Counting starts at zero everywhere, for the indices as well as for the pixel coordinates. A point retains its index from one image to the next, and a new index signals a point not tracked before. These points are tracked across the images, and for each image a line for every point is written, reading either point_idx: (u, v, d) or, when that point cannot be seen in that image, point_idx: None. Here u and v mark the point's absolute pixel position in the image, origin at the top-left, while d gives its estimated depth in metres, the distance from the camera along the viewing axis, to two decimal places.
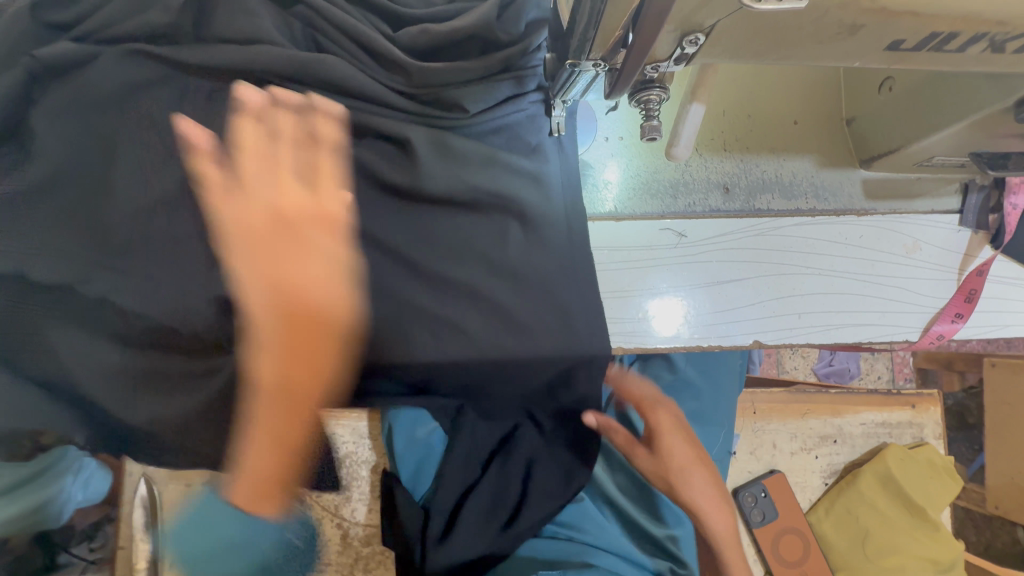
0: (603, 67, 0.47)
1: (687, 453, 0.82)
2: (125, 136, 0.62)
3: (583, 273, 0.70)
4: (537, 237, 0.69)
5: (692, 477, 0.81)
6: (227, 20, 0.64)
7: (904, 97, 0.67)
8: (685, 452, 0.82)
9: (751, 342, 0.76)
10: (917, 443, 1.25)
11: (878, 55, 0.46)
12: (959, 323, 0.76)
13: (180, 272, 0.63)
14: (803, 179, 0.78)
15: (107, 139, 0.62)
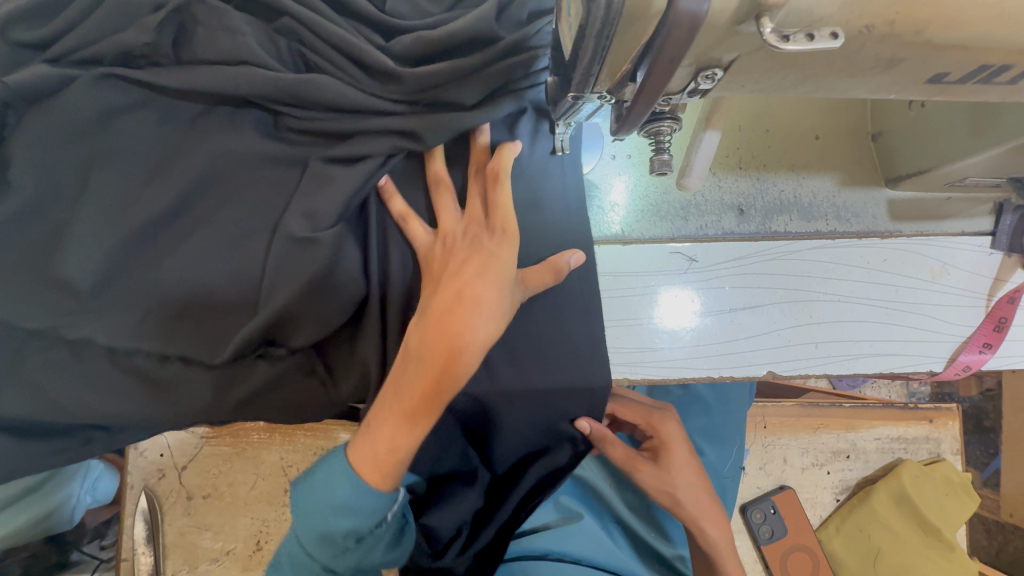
0: (609, 99, 0.43)
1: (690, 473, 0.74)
2: (105, 167, 0.59)
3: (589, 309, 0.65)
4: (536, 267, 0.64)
5: (691, 494, 0.73)
6: (209, 40, 0.59)
7: (938, 117, 0.62)
8: (689, 468, 0.74)
9: (765, 373, 0.72)
10: (933, 458, 1.21)
11: (917, 88, 0.41)
12: (987, 353, 0.72)
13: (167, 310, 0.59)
14: (824, 200, 0.73)
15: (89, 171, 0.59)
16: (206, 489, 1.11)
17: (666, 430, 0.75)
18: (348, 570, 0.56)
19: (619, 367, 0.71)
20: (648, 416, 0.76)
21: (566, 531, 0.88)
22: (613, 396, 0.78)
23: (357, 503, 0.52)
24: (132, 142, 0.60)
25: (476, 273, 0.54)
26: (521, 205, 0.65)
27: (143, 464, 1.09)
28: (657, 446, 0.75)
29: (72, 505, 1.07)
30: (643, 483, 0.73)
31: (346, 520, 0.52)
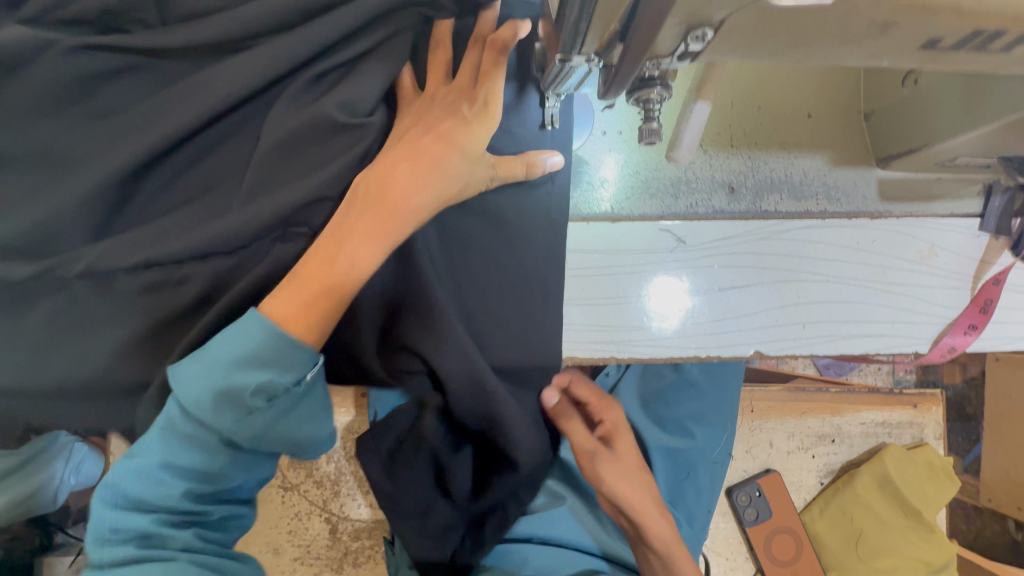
0: (597, 63, 0.42)
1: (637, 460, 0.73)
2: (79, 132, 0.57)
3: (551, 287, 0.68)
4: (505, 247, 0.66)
5: (643, 492, 0.71)
6: None
7: (931, 93, 0.61)
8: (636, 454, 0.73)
9: (752, 353, 0.72)
10: (916, 443, 1.23)
11: (910, 55, 0.40)
12: (972, 335, 0.72)
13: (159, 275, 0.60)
14: (815, 178, 0.72)
15: (66, 136, 0.57)
16: None
17: (613, 413, 0.75)
18: (247, 441, 0.51)
19: (606, 346, 0.70)
20: (601, 397, 0.75)
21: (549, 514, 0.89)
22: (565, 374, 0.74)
23: (274, 353, 0.49)
24: (106, 106, 0.57)
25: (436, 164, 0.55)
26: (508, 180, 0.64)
27: (126, 445, 1.08)
28: (608, 431, 0.74)
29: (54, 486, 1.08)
30: (604, 470, 0.70)
31: (259, 371, 0.49)
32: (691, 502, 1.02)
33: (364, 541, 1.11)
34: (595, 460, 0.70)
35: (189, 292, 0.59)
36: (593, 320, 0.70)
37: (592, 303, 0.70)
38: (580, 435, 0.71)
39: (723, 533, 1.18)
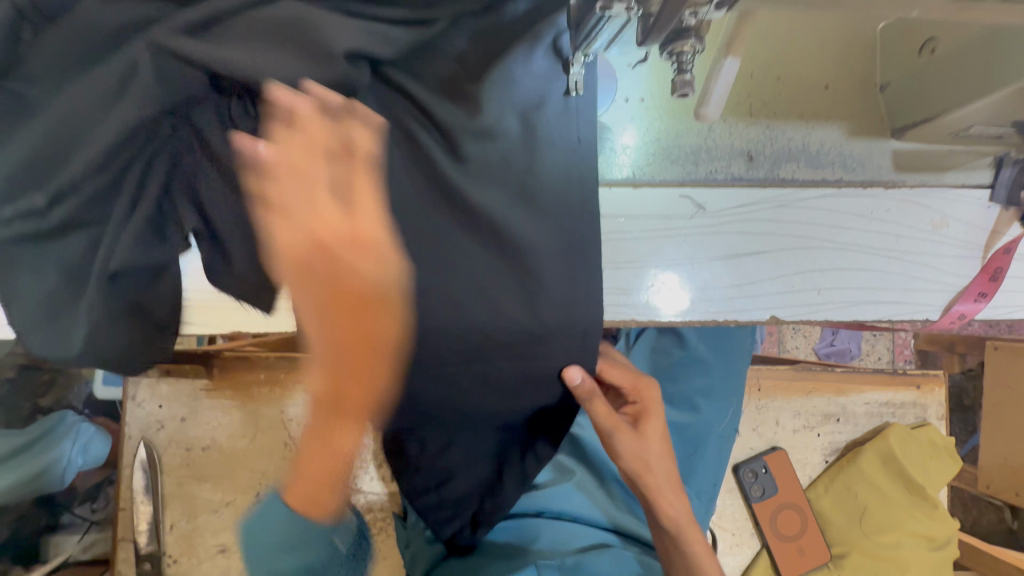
0: (636, 11, 0.44)
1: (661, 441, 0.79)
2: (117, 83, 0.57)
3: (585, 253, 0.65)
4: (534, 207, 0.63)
5: (659, 461, 0.79)
6: None
7: (948, 61, 0.63)
8: (660, 436, 0.78)
9: (768, 318, 0.73)
10: (919, 423, 1.25)
11: (940, 4, 0.42)
12: (982, 303, 0.74)
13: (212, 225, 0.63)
14: (831, 148, 0.74)
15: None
16: (205, 442, 1.11)
17: (649, 395, 0.77)
18: None
19: (626, 309, 0.72)
20: (637, 380, 0.76)
21: (561, 490, 0.95)
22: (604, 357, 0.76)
23: None
24: None
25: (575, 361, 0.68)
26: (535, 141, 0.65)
27: (141, 415, 1.09)
28: (639, 411, 0.77)
29: (64, 467, 1.18)
30: (623, 446, 0.76)
31: None
32: (699, 476, 1.05)
33: (377, 513, 1.12)
34: (615, 438, 0.75)
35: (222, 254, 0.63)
36: (614, 283, 0.72)
37: (612, 266, 0.72)
38: (604, 409, 0.71)
39: (729, 510, 1.20)
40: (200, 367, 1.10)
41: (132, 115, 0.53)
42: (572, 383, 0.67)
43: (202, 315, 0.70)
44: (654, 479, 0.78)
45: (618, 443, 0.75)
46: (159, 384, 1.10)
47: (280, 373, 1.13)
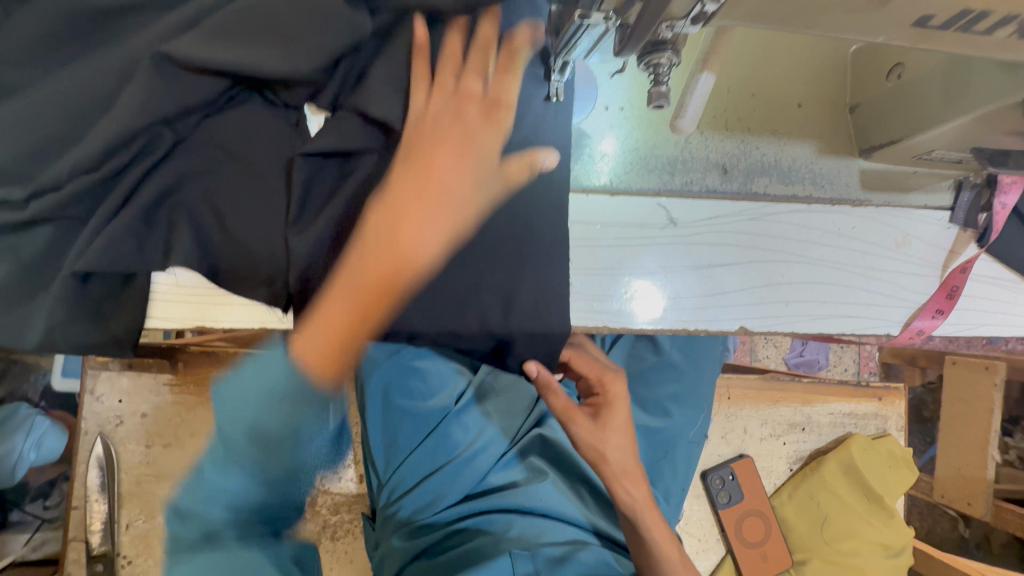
0: (614, 21, 0.44)
1: (621, 437, 0.76)
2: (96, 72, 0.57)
3: (557, 256, 0.69)
4: (510, 218, 0.67)
5: (617, 454, 0.76)
6: None
7: (914, 86, 0.65)
8: (623, 431, 0.76)
9: (737, 328, 0.75)
10: (879, 433, 1.29)
11: (903, 31, 0.44)
12: (939, 319, 0.77)
13: (203, 227, 0.63)
14: (802, 165, 0.76)
15: (87, 75, 0.58)
16: (167, 439, 1.07)
17: (614, 389, 0.76)
18: None
19: (599, 316, 0.72)
20: (601, 372, 0.76)
21: (536, 488, 0.94)
22: (569, 346, 0.77)
23: None
24: (128, 53, 0.58)
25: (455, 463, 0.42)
26: (513, 145, 0.67)
27: (99, 410, 1.05)
28: (600, 402, 0.76)
29: (14, 461, 1.15)
30: (578, 436, 0.75)
31: None
32: (667, 479, 1.06)
33: (343, 515, 1.10)
34: (570, 428, 0.75)
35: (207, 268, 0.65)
36: (588, 290, 0.72)
37: (588, 273, 0.72)
38: (562, 402, 0.74)
39: (695, 516, 1.22)
40: (164, 360, 1.07)
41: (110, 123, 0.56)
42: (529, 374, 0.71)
43: (169, 308, 0.67)
44: (615, 484, 0.78)
45: (573, 433, 0.75)
46: (120, 377, 1.06)
47: None
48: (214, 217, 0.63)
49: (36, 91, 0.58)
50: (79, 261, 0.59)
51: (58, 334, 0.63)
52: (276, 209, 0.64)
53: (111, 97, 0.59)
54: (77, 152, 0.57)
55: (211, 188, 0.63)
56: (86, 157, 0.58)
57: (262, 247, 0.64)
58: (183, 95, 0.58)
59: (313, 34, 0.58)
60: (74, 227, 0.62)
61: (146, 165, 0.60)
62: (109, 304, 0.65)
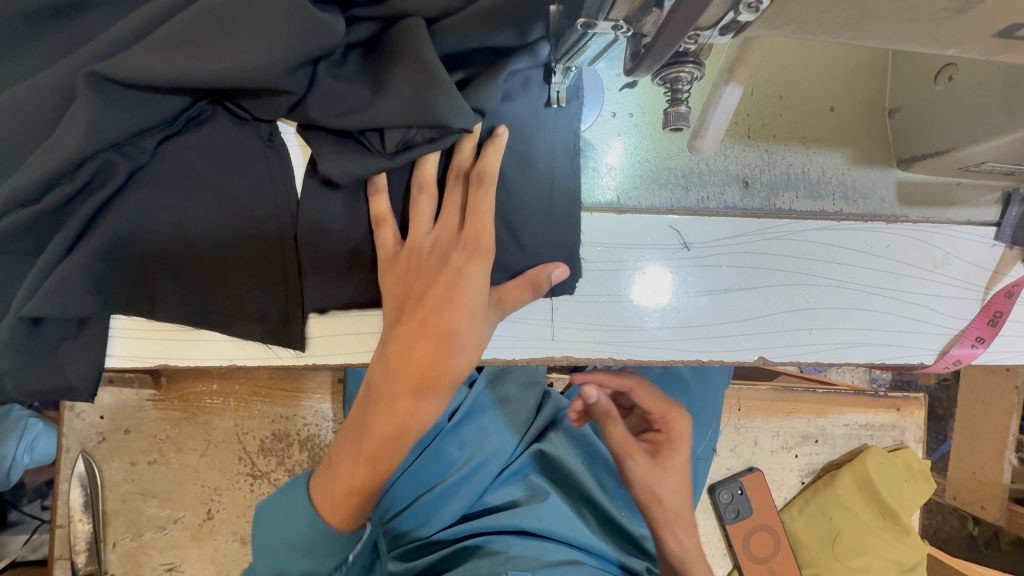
0: (625, 32, 0.36)
1: (680, 484, 0.72)
2: (36, 98, 0.51)
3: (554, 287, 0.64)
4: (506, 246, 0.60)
5: (673, 499, 0.71)
6: None
7: (967, 91, 0.56)
8: (682, 472, 0.72)
9: (755, 358, 0.68)
10: (896, 445, 1.23)
11: (981, 43, 0.36)
12: (979, 348, 0.70)
13: (162, 259, 0.57)
14: (832, 177, 0.68)
15: (27, 92, 0.52)
16: (151, 456, 1.03)
17: (677, 426, 0.72)
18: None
19: (603, 347, 0.66)
20: (666, 408, 0.71)
21: (535, 508, 0.88)
22: (636, 374, 0.72)
23: (313, 543, 0.53)
24: (66, 70, 0.51)
25: (439, 300, 0.53)
26: (510, 160, 0.59)
27: (80, 427, 1.01)
28: (662, 440, 0.72)
29: (9, 466, 1.07)
30: (634, 472, 0.71)
31: (302, 560, 0.54)
32: None
33: None
34: (626, 463, 0.71)
35: (172, 302, 0.59)
36: (591, 319, 0.65)
37: (592, 300, 0.65)
38: (620, 435, 0.70)
39: (701, 529, 1.18)
40: (147, 376, 1.03)
41: (50, 156, 0.50)
42: (588, 400, 0.67)
43: (134, 344, 0.61)
44: (663, 532, 0.73)
45: (628, 469, 0.71)
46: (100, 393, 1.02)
47: (234, 383, 1.05)
48: (177, 249, 0.57)
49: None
50: (27, 305, 0.54)
51: (8, 380, 0.58)
52: (251, 235, 0.58)
53: (50, 121, 0.52)
54: (13, 184, 0.51)
55: (173, 212, 0.57)
56: (27, 188, 0.51)
57: (251, 278, 0.59)
58: (129, 114, 0.51)
59: (273, 36, 0.50)
60: (22, 263, 0.56)
61: (98, 198, 0.53)
62: (65, 350, 0.58)
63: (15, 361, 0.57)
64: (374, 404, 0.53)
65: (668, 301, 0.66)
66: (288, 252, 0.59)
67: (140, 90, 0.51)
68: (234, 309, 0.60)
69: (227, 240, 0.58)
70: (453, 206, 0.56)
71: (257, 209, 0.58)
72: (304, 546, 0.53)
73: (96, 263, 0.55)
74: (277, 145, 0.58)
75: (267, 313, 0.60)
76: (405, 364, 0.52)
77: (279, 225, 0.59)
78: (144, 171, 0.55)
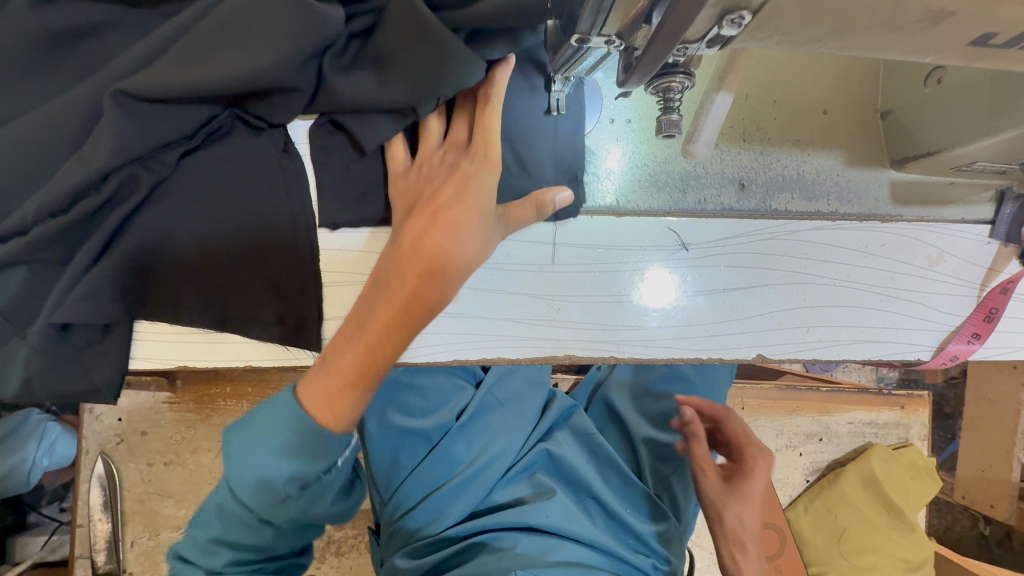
0: (617, 46, 0.39)
1: (750, 511, 0.77)
2: (65, 115, 0.55)
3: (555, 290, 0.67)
4: None
5: (734, 522, 0.77)
6: None
7: (954, 94, 0.58)
8: (754, 505, 0.78)
9: (754, 356, 0.70)
10: (901, 443, 1.24)
11: (956, 51, 0.37)
12: (975, 344, 0.71)
13: (183, 266, 0.60)
14: (827, 178, 0.70)
15: (57, 110, 0.55)
16: (168, 456, 1.06)
17: (753, 462, 0.81)
18: (285, 523, 0.50)
19: (605, 345, 0.67)
20: (749, 445, 0.82)
21: (542, 504, 0.89)
22: (737, 415, 0.86)
23: (305, 441, 0.48)
24: (92, 89, 0.55)
25: (453, 196, 0.53)
26: (512, 167, 0.62)
27: (99, 429, 1.04)
28: (736, 470, 0.82)
29: (28, 469, 1.08)
30: (706, 485, 0.81)
31: (290, 463, 0.47)
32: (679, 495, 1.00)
33: (348, 531, 1.09)
34: (701, 478, 0.81)
35: (191, 309, 0.61)
36: (593, 319, 0.67)
37: (593, 300, 0.67)
38: (703, 453, 0.82)
39: (706, 527, 1.19)
40: (162, 378, 1.06)
41: (79, 169, 0.54)
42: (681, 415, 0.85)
43: (152, 348, 0.64)
44: (727, 551, 0.76)
45: (703, 482, 0.81)
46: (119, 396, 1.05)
47: (247, 385, 1.08)
48: (196, 256, 0.60)
49: (9, 133, 0.56)
50: (57, 311, 0.57)
51: (36, 383, 0.61)
52: (268, 242, 0.61)
53: (77, 136, 0.56)
54: (43, 197, 0.54)
55: (193, 221, 0.59)
56: (57, 199, 0.54)
57: (267, 283, 0.62)
58: (151, 129, 0.54)
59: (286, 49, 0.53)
60: (49, 270, 0.59)
61: (122, 209, 0.56)
62: (89, 354, 0.62)
63: (43, 363, 0.60)
64: (381, 291, 0.53)
65: (667, 301, 0.68)
66: (304, 259, 0.62)
67: (163, 106, 0.54)
68: (251, 315, 0.62)
69: (245, 247, 0.61)
70: (463, 123, 0.58)
71: (274, 217, 0.61)
72: (292, 444, 0.47)
73: (120, 271, 0.58)
74: (293, 155, 0.61)
75: (284, 318, 0.63)
76: (418, 248, 0.52)
77: (294, 233, 0.62)
78: (166, 182, 0.58)
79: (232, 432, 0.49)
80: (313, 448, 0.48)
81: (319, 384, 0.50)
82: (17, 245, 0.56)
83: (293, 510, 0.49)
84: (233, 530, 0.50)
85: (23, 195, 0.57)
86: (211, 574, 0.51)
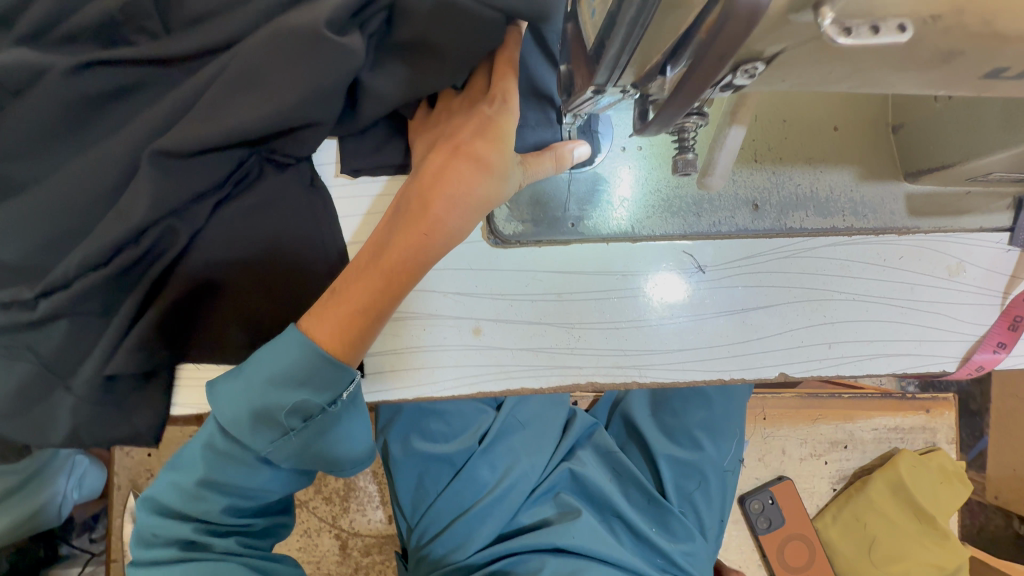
0: (633, 94, 0.40)
1: None
2: (102, 174, 0.58)
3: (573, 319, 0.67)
4: None
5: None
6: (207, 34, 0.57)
7: (965, 111, 0.58)
8: None
9: (777, 375, 0.70)
10: (928, 447, 1.22)
11: (970, 83, 0.38)
12: (1002, 353, 0.70)
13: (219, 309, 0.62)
14: (841, 194, 0.70)
15: (93, 170, 0.58)
16: None
17: None
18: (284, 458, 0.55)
19: (627, 371, 0.68)
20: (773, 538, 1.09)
21: (568, 525, 0.90)
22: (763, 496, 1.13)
23: (308, 372, 0.52)
24: (126, 149, 0.57)
25: (472, 134, 0.56)
26: None
27: (131, 464, 1.06)
28: None
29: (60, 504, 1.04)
30: None
31: (292, 393, 0.52)
32: (703, 511, 0.99)
33: (376, 556, 1.09)
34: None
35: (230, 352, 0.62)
36: (615, 345, 0.68)
37: (614, 327, 0.68)
38: None
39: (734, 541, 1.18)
40: None
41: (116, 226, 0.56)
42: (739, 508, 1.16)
43: (194, 392, 0.66)
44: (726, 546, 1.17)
45: None
46: None
47: None
48: (232, 299, 0.61)
49: (47, 194, 0.59)
50: (107, 363, 0.59)
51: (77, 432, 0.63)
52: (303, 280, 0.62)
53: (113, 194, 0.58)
54: (83, 254, 0.57)
55: (227, 265, 0.61)
56: (99, 254, 0.57)
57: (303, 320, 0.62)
58: (185, 181, 0.57)
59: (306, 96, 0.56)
60: (90, 322, 0.61)
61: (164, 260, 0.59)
62: (134, 400, 0.63)
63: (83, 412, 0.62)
64: (398, 224, 0.56)
65: (681, 323, 0.68)
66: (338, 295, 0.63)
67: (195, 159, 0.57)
68: None
69: (279, 288, 0.62)
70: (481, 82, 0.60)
71: (304, 260, 0.62)
72: (297, 377, 0.52)
73: (161, 320, 0.59)
74: (320, 188, 0.64)
75: None
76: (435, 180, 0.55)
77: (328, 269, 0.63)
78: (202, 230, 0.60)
79: (226, 376, 0.55)
80: (313, 379, 0.52)
81: (327, 313, 0.54)
82: (56, 300, 0.59)
83: (292, 444, 0.54)
84: (228, 469, 0.56)
85: (63, 253, 0.60)
86: (215, 508, 0.57)
